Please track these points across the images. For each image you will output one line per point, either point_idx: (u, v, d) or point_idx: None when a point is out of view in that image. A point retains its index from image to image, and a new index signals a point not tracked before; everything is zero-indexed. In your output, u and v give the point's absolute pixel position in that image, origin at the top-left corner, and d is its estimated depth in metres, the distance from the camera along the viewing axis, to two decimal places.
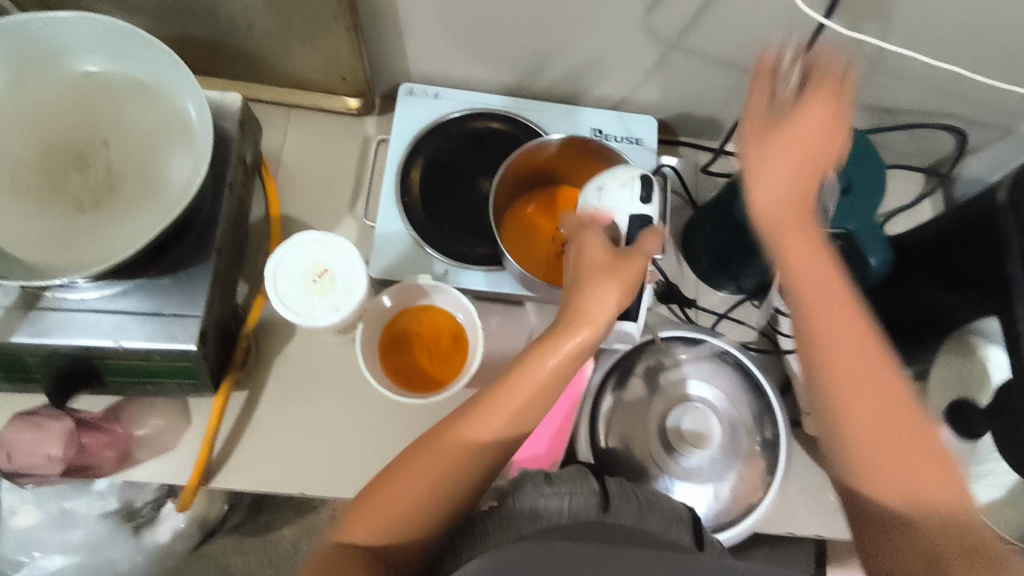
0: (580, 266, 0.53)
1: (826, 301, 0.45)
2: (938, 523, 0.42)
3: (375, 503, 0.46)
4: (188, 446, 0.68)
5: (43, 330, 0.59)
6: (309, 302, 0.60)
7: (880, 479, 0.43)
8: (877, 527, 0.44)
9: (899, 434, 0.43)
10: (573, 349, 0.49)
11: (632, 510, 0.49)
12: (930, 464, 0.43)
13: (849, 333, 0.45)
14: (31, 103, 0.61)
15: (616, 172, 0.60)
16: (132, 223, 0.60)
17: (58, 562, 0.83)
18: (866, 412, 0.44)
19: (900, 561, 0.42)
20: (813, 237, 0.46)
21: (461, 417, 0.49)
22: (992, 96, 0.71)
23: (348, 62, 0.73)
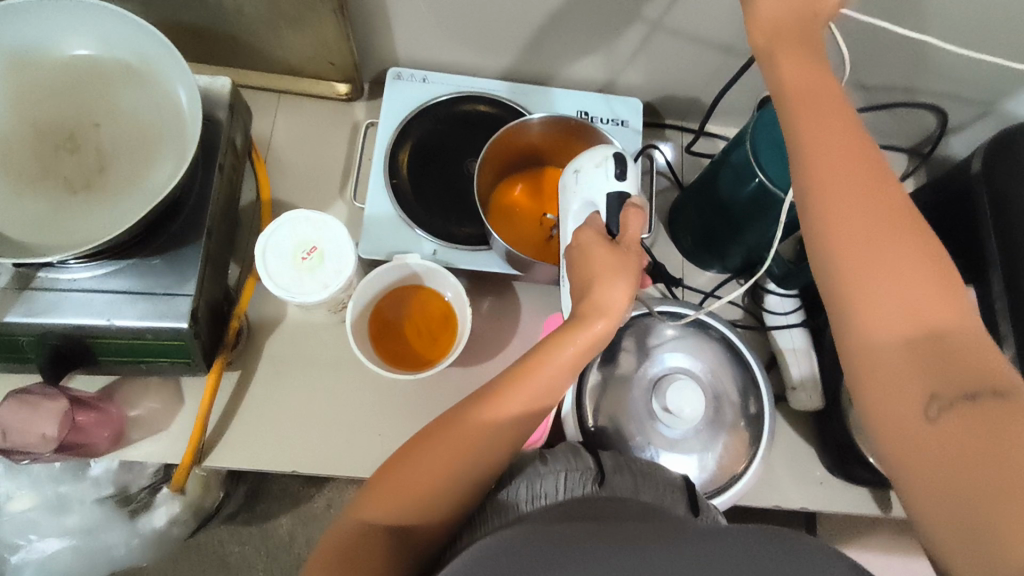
0: (585, 266, 0.52)
1: (823, 119, 0.43)
2: (947, 351, 0.39)
3: (391, 489, 0.47)
4: (181, 425, 0.69)
5: (36, 310, 0.60)
6: (297, 279, 0.61)
7: (879, 309, 0.40)
8: (878, 367, 0.40)
9: (906, 272, 0.40)
10: (590, 339, 0.51)
11: (626, 482, 0.51)
12: (939, 307, 0.40)
13: (850, 151, 0.42)
14: (22, 85, 0.62)
15: (591, 152, 0.59)
16: (122, 204, 0.61)
17: (54, 545, 0.84)
18: (863, 233, 0.41)
19: (904, 400, 0.39)
20: (812, 57, 0.45)
21: (476, 404, 0.49)
22: (969, 75, 0.73)
23: (337, 48, 0.74)
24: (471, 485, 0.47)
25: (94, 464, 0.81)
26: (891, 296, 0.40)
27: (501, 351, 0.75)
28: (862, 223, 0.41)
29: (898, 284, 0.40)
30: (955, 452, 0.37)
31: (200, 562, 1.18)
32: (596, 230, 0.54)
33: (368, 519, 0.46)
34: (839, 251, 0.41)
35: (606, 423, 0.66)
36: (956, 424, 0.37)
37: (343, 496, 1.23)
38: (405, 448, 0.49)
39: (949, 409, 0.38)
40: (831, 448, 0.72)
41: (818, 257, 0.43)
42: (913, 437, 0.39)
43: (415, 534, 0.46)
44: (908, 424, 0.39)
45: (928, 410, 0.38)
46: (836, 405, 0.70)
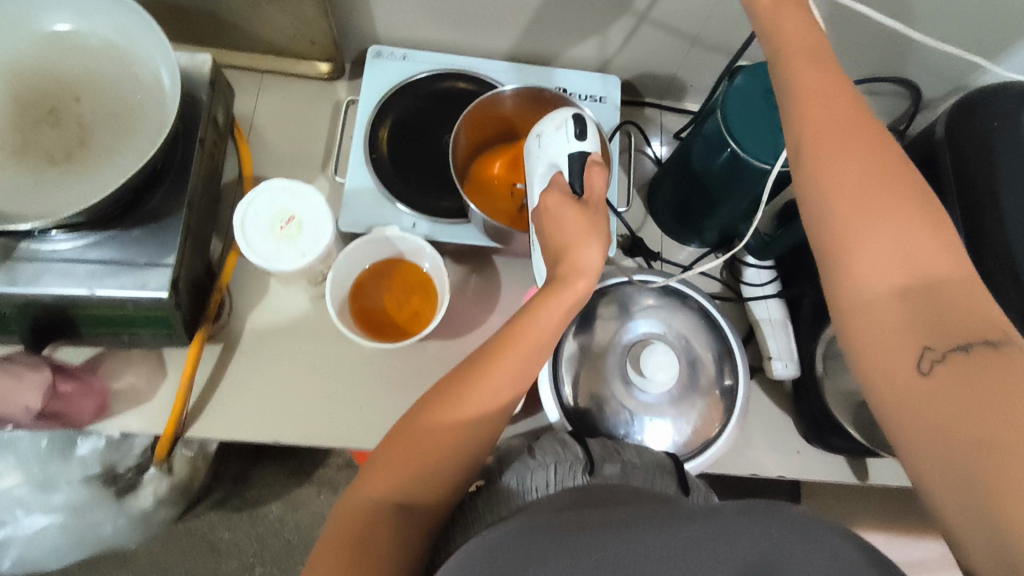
0: (556, 229, 0.53)
1: (817, 77, 0.45)
2: (944, 302, 0.38)
3: (389, 468, 0.47)
4: (164, 397, 0.70)
5: (17, 279, 0.60)
6: (276, 248, 0.62)
7: (873, 260, 0.40)
8: (872, 322, 0.40)
9: (903, 218, 0.40)
10: (574, 297, 0.52)
11: (615, 469, 0.51)
12: (937, 251, 0.39)
13: (843, 109, 0.44)
14: (7, 58, 0.63)
15: (551, 117, 0.59)
16: (101, 175, 0.61)
17: (41, 522, 0.84)
18: (858, 178, 0.42)
19: (898, 355, 0.38)
20: (803, 24, 0.47)
21: (467, 375, 0.50)
22: (939, 51, 0.74)
23: (317, 27, 0.75)
24: (470, 457, 0.49)
25: (82, 442, 0.82)
26: (884, 246, 0.40)
27: (481, 323, 0.76)
28: (854, 175, 0.42)
29: (892, 234, 0.40)
30: (950, 403, 0.35)
31: (191, 547, 1.19)
32: (561, 191, 0.54)
33: (366, 499, 0.46)
34: (832, 204, 0.42)
35: (584, 393, 0.67)
36: (950, 375, 0.36)
37: (332, 481, 1.24)
38: (398, 424, 0.49)
39: (945, 363, 0.36)
40: (807, 418, 0.73)
41: (812, 212, 0.43)
42: (907, 392, 0.37)
43: (418, 510, 0.47)
44: (902, 380, 0.38)
45: (921, 364, 0.37)
46: (810, 374, 0.71)
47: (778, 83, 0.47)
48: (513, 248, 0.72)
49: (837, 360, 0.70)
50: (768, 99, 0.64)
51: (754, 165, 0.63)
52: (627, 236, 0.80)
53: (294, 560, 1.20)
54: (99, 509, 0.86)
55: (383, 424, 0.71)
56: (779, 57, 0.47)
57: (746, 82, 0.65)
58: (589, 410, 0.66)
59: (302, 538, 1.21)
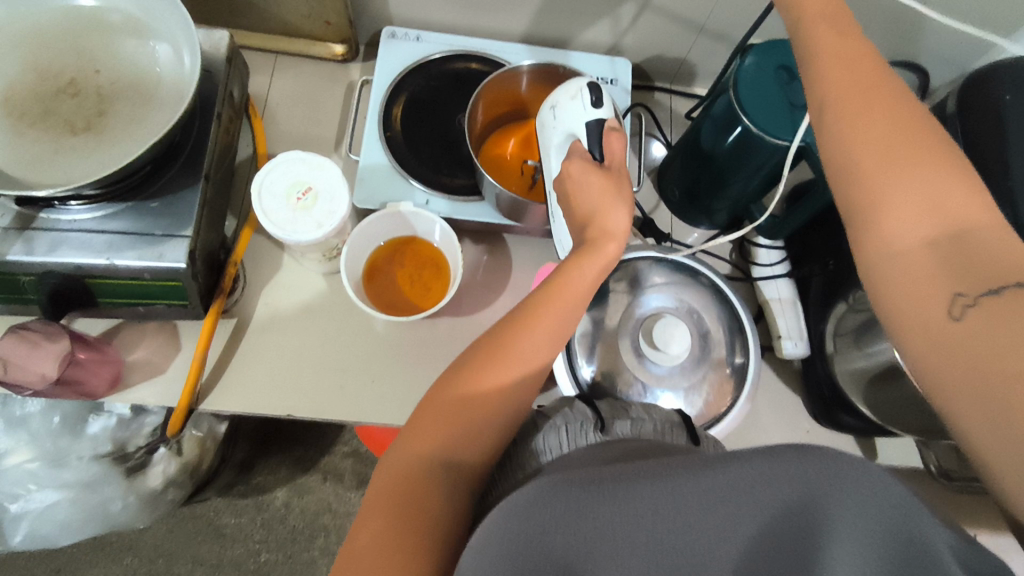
0: (580, 198, 0.54)
1: (840, 44, 0.46)
2: (973, 249, 0.38)
3: (436, 424, 0.48)
4: (178, 369, 0.71)
5: (35, 249, 0.61)
6: (293, 217, 0.65)
7: (900, 213, 0.41)
8: (903, 272, 0.40)
9: (929, 172, 0.41)
10: (608, 261, 0.54)
11: (626, 425, 0.51)
12: (964, 200, 0.40)
13: (867, 72, 0.45)
14: (26, 29, 0.64)
15: (566, 87, 0.60)
16: (119, 145, 0.62)
17: (51, 498, 0.85)
18: (882, 141, 0.43)
19: (931, 302, 0.39)
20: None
21: (507, 335, 0.50)
22: (948, 30, 0.75)
23: (331, 7, 0.76)
24: (511, 415, 0.50)
25: (94, 419, 0.82)
26: (912, 197, 0.41)
27: (491, 300, 0.77)
28: (879, 133, 0.43)
29: (919, 186, 0.41)
30: (984, 343, 0.35)
31: (196, 532, 1.19)
32: (584, 160, 0.55)
33: (408, 457, 0.47)
34: (858, 162, 0.43)
35: (597, 368, 0.68)
36: (983, 317, 0.36)
37: (338, 468, 1.24)
38: (440, 382, 0.50)
39: (976, 307, 0.37)
40: (815, 396, 0.74)
41: (839, 171, 0.45)
42: (940, 337, 0.38)
43: (464, 468, 0.47)
44: (935, 325, 0.38)
45: (953, 309, 0.38)
46: (820, 352, 0.72)
47: (800, 56, 0.48)
48: (526, 225, 0.73)
49: (845, 337, 0.68)
50: (784, 74, 0.64)
51: (767, 141, 0.63)
52: (638, 218, 0.81)
53: (300, 546, 1.21)
54: (109, 486, 0.87)
55: (395, 398, 0.72)
56: (800, 29, 0.48)
57: (763, 58, 0.65)
58: (603, 387, 0.67)
59: (308, 525, 1.22)
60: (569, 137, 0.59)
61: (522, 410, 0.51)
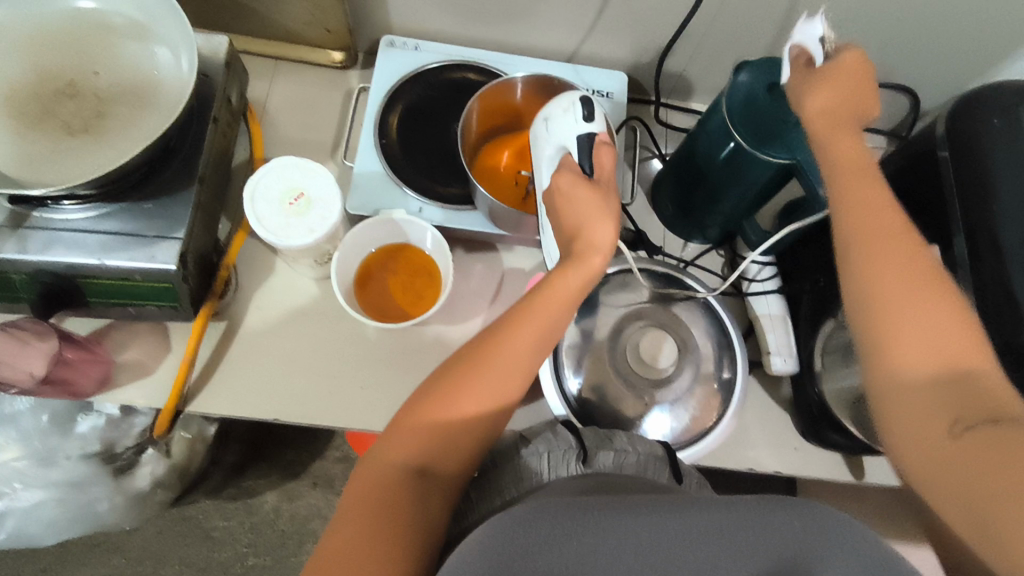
0: (569, 214, 0.54)
1: (863, 187, 0.49)
2: (973, 391, 0.41)
3: (413, 432, 0.48)
4: (166, 370, 0.71)
5: (29, 248, 0.61)
6: (284, 222, 0.65)
7: (909, 346, 0.43)
8: (907, 400, 0.43)
9: (937, 314, 0.43)
10: (590, 275, 0.54)
11: (608, 456, 0.54)
12: (967, 344, 0.43)
13: (889, 218, 0.48)
14: (28, 30, 0.65)
15: (558, 100, 0.59)
16: (116, 147, 0.62)
17: (37, 496, 0.85)
18: (898, 278, 0.45)
19: (931, 425, 0.41)
20: (855, 141, 0.51)
21: (492, 340, 0.51)
22: (943, 52, 0.75)
23: (330, 15, 0.77)
24: (492, 421, 0.50)
25: (83, 419, 0.82)
26: (919, 336, 0.43)
27: (482, 309, 0.77)
28: (893, 273, 0.45)
29: (926, 328, 0.43)
30: (974, 473, 0.37)
31: (184, 534, 1.19)
32: (573, 173, 0.55)
33: (385, 463, 0.47)
34: (872, 292, 0.45)
35: (585, 381, 0.68)
36: (978, 443, 0.38)
37: (328, 474, 1.23)
38: (420, 389, 0.50)
39: (972, 434, 0.39)
40: (804, 414, 0.74)
41: (851, 300, 0.47)
42: (937, 456, 0.40)
43: (441, 472, 0.48)
44: (933, 446, 0.41)
45: (951, 431, 0.40)
46: (808, 369, 0.72)
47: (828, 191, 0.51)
48: (518, 235, 0.74)
49: (833, 354, 0.70)
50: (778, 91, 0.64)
51: (758, 157, 0.64)
52: (631, 231, 0.82)
53: (289, 551, 1.20)
54: (96, 486, 0.87)
55: (382, 405, 0.72)
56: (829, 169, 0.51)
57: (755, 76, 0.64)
58: (590, 400, 0.67)
59: (296, 530, 1.21)
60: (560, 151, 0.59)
61: (506, 416, 0.52)
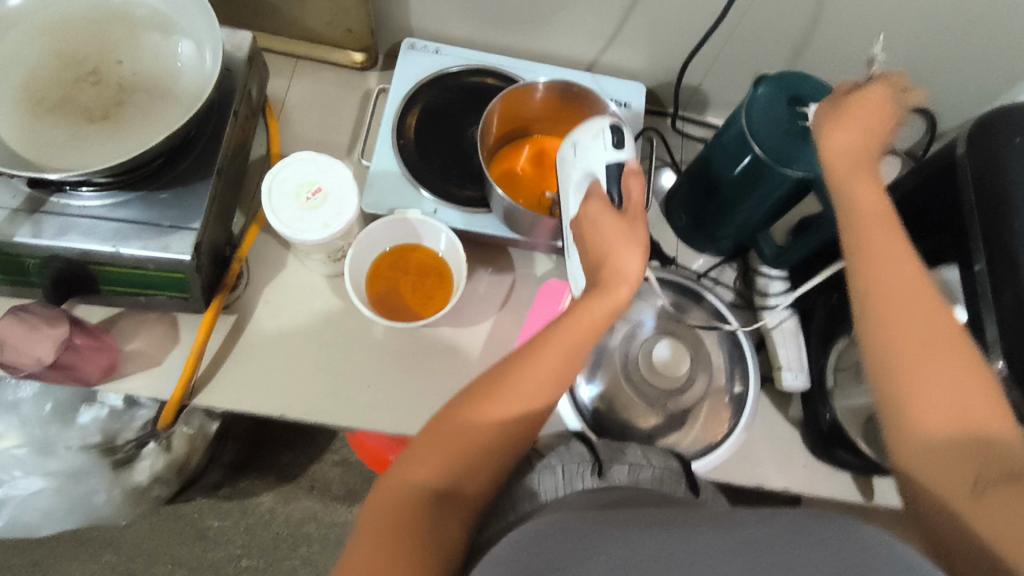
0: (596, 240, 0.55)
1: (884, 241, 0.50)
2: (994, 450, 0.42)
3: (436, 453, 0.48)
4: (173, 361, 0.71)
5: (44, 232, 0.61)
6: (300, 217, 0.65)
7: (930, 408, 0.44)
8: (928, 461, 0.44)
9: (958, 377, 0.44)
10: (613, 305, 0.53)
11: (623, 470, 0.53)
12: (989, 404, 0.43)
13: (914, 273, 0.48)
14: (54, 17, 0.65)
15: (588, 126, 0.60)
16: (136, 137, 0.63)
17: (36, 484, 0.83)
18: (918, 339, 0.46)
19: (953, 485, 0.42)
20: (875, 194, 0.52)
21: (517, 364, 0.51)
22: (961, 73, 0.76)
23: (353, 15, 0.77)
24: (510, 448, 0.50)
25: (85, 410, 0.82)
26: (941, 397, 0.44)
27: (492, 313, 0.77)
28: (914, 334, 0.46)
29: (947, 389, 0.44)
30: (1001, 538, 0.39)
31: (179, 532, 1.17)
32: (602, 201, 0.56)
33: (407, 483, 0.47)
34: (894, 353, 0.46)
35: (596, 389, 0.68)
36: (1000, 506, 0.40)
37: (326, 477, 1.22)
38: (444, 408, 0.51)
39: (993, 493, 0.41)
40: (814, 432, 0.73)
41: (874, 358, 0.48)
42: (959, 517, 0.41)
43: (461, 495, 0.48)
44: (955, 506, 0.42)
45: (973, 491, 0.41)
46: (820, 387, 0.72)
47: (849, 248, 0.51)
48: (532, 241, 0.74)
49: (845, 372, 0.69)
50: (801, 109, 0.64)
51: (775, 169, 0.64)
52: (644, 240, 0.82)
53: (282, 554, 1.19)
54: (94, 477, 0.86)
55: (388, 406, 0.72)
56: (850, 225, 0.51)
57: (776, 95, 0.64)
58: (599, 408, 0.67)
59: (292, 533, 1.20)
60: (588, 176, 0.60)
61: (525, 442, 0.52)
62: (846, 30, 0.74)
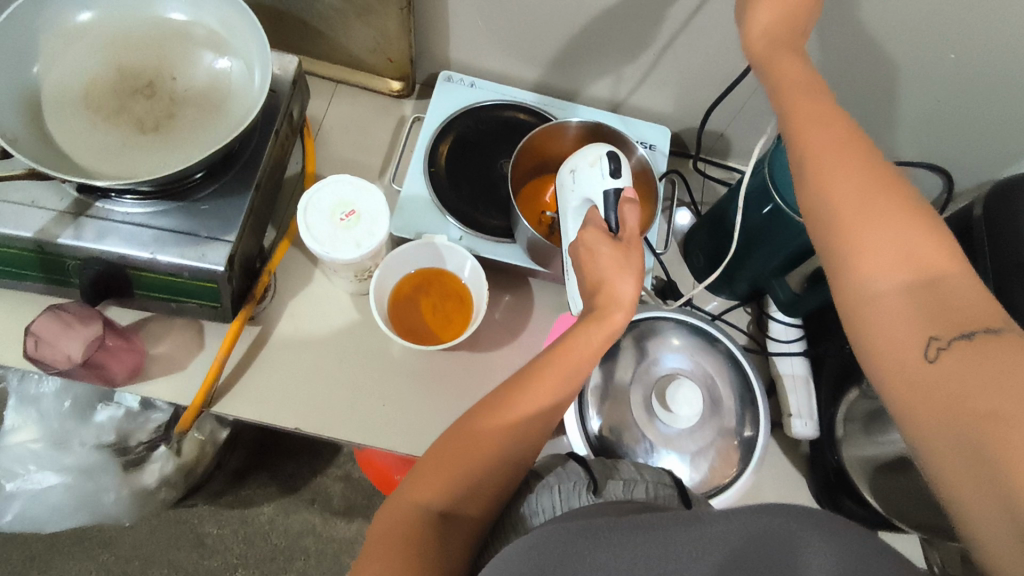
0: (592, 267, 0.56)
1: (812, 104, 0.49)
2: (945, 296, 0.40)
3: (438, 475, 0.50)
4: (198, 367, 0.73)
5: (86, 235, 0.63)
6: (333, 235, 0.67)
7: (878, 261, 0.42)
8: (880, 320, 0.41)
9: (894, 227, 0.42)
10: (610, 331, 0.54)
11: (618, 486, 0.54)
12: (933, 249, 0.41)
13: (843, 133, 0.47)
14: (116, 33, 0.68)
15: (585, 153, 0.63)
16: (182, 149, 0.65)
17: (51, 480, 0.85)
18: (856, 196, 0.44)
19: (907, 347, 0.40)
20: (794, 60, 0.51)
21: (516, 389, 0.53)
22: (979, 137, 0.79)
23: (396, 45, 0.81)
24: (511, 472, 0.52)
25: (104, 408, 0.84)
26: (886, 250, 0.42)
27: (509, 341, 0.78)
28: (853, 189, 0.44)
29: (893, 237, 0.42)
30: (957, 388, 0.37)
31: (178, 536, 1.18)
32: (598, 228, 0.57)
33: (413, 503, 0.49)
34: (836, 215, 0.45)
35: (607, 425, 0.68)
36: (957, 362, 0.38)
37: (327, 491, 1.23)
38: (450, 430, 0.52)
39: (948, 350, 0.38)
40: (820, 479, 0.74)
41: (819, 220, 0.46)
42: (917, 379, 0.39)
43: (462, 518, 0.49)
44: (913, 372, 0.39)
45: (927, 353, 0.39)
46: (829, 436, 0.72)
47: (778, 115, 0.50)
48: (552, 272, 0.75)
49: (855, 423, 0.69)
50: None
51: (795, 220, 0.65)
52: (661, 279, 0.84)
53: (278, 566, 1.19)
54: (105, 475, 0.87)
55: (402, 426, 0.73)
56: (777, 91, 0.50)
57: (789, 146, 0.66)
58: (610, 442, 0.67)
59: (289, 545, 1.20)
60: (586, 202, 0.62)
61: (525, 467, 0.53)
62: (871, 87, 0.76)
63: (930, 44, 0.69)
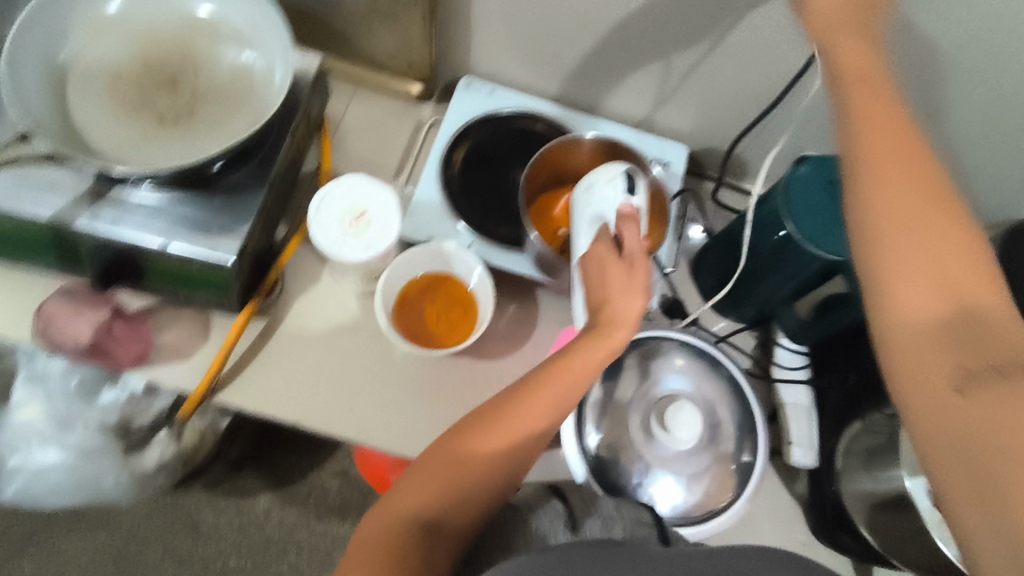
0: (600, 284, 0.55)
1: (872, 105, 0.46)
2: (983, 328, 0.39)
3: (428, 480, 0.50)
4: (202, 357, 0.73)
5: (101, 220, 0.64)
6: (343, 238, 0.68)
7: (916, 281, 0.41)
8: (912, 342, 0.40)
9: (938, 246, 0.41)
10: (607, 351, 0.55)
11: (596, 524, 0.53)
12: (971, 275, 0.41)
13: (903, 138, 0.45)
14: (144, 24, 0.69)
15: (605, 170, 0.61)
16: (201, 143, 0.66)
17: (51, 458, 0.86)
18: (903, 209, 0.43)
19: (936, 374, 0.39)
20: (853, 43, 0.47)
21: (512, 400, 0.53)
22: (1003, 174, 0.78)
23: (419, 50, 0.81)
24: (500, 484, 0.52)
25: (109, 389, 0.84)
26: (926, 270, 0.41)
27: (512, 351, 0.78)
28: (904, 201, 0.43)
29: (935, 257, 0.41)
30: (985, 426, 0.36)
31: (173, 521, 1.18)
32: (608, 244, 0.56)
33: (402, 512, 0.49)
34: (881, 225, 0.43)
35: (604, 443, 0.68)
36: (985, 398, 0.36)
37: (323, 487, 1.23)
38: (442, 438, 0.52)
39: (979, 383, 0.37)
40: (817, 512, 0.73)
41: (857, 229, 0.45)
42: (945, 410, 0.38)
43: (449, 527, 0.49)
44: (943, 402, 0.38)
45: (956, 383, 0.38)
46: (829, 468, 0.71)
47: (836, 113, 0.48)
48: (556, 284, 0.75)
49: (856, 458, 0.69)
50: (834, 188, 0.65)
51: (806, 249, 0.65)
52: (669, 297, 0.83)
53: (271, 558, 1.19)
54: (105, 458, 0.87)
55: (400, 429, 0.73)
56: (842, 81, 0.48)
57: (808, 173, 0.65)
58: (605, 459, 0.67)
59: (283, 538, 1.20)
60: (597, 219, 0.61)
61: (515, 481, 0.53)
62: None
63: (956, 79, 0.69)
